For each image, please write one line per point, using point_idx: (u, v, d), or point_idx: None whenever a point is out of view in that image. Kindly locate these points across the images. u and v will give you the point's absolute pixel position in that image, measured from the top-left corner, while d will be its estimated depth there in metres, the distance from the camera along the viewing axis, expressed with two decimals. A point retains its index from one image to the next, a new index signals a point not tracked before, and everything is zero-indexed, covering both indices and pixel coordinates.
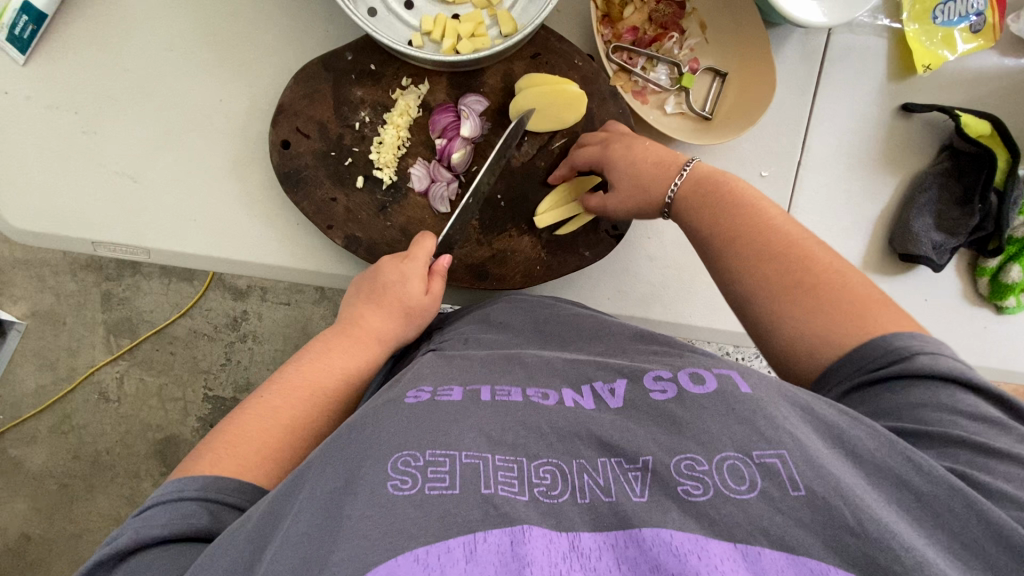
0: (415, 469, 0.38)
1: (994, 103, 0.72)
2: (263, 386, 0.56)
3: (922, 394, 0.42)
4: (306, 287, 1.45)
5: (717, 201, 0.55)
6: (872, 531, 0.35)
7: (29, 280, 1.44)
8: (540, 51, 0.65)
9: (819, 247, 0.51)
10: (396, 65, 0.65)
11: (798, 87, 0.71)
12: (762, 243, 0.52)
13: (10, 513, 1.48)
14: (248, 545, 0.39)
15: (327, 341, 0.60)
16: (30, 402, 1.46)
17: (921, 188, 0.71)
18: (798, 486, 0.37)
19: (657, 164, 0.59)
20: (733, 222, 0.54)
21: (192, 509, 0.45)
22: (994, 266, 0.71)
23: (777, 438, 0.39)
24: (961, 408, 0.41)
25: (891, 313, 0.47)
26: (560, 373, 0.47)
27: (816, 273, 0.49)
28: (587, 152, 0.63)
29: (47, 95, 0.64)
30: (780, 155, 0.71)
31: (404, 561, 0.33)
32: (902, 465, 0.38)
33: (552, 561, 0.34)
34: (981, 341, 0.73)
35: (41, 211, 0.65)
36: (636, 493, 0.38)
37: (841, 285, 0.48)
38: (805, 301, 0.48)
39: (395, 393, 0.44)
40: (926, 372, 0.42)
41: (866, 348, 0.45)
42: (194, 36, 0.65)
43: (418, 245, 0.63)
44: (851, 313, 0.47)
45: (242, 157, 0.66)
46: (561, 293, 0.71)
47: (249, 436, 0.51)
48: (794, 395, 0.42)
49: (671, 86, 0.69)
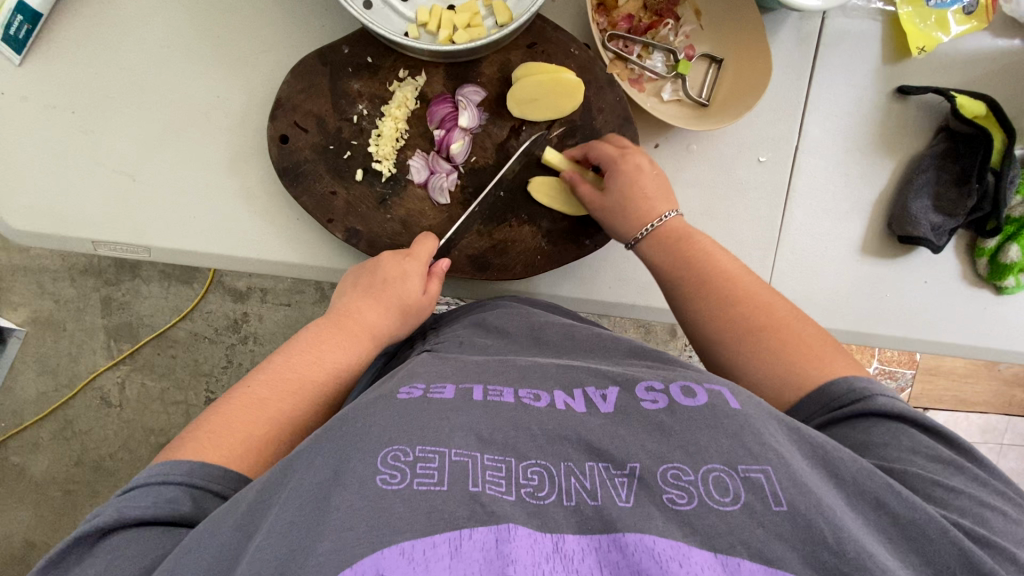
0: (405, 464, 0.38)
1: (988, 85, 0.72)
2: (252, 372, 0.57)
3: (883, 434, 0.47)
4: (306, 288, 1.44)
5: (685, 255, 0.61)
6: (848, 550, 0.37)
7: (28, 286, 1.43)
8: (536, 41, 0.65)
9: (775, 298, 0.58)
10: (393, 57, 0.64)
11: (795, 71, 0.71)
12: (728, 292, 0.58)
13: (16, 521, 1.48)
14: (235, 532, 0.39)
15: (318, 333, 0.60)
16: (32, 409, 1.45)
17: (918, 169, 0.71)
18: (780, 501, 0.38)
19: (654, 198, 0.63)
20: (701, 276, 0.60)
21: (176, 494, 0.45)
22: (993, 246, 0.71)
23: (763, 454, 0.40)
24: (919, 448, 0.45)
25: (835, 358, 0.53)
26: (552, 377, 0.47)
27: (778, 320, 0.56)
28: (607, 148, 0.64)
29: (44, 95, 0.64)
30: (777, 140, 0.72)
31: (390, 554, 0.34)
32: (882, 488, 0.41)
33: (536, 561, 0.34)
34: (976, 324, 0.74)
35: (42, 212, 0.65)
36: (621, 498, 0.38)
37: (799, 329, 0.55)
38: (765, 345, 0.55)
39: (388, 389, 0.45)
40: (880, 411, 0.48)
41: (815, 389, 0.51)
42: (190, 31, 0.65)
43: (421, 244, 0.64)
44: (810, 357, 0.53)
45: (239, 153, 0.67)
46: (562, 284, 0.72)
47: (233, 426, 0.51)
48: (780, 415, 0.44)
49: (667, 74, 0.69)
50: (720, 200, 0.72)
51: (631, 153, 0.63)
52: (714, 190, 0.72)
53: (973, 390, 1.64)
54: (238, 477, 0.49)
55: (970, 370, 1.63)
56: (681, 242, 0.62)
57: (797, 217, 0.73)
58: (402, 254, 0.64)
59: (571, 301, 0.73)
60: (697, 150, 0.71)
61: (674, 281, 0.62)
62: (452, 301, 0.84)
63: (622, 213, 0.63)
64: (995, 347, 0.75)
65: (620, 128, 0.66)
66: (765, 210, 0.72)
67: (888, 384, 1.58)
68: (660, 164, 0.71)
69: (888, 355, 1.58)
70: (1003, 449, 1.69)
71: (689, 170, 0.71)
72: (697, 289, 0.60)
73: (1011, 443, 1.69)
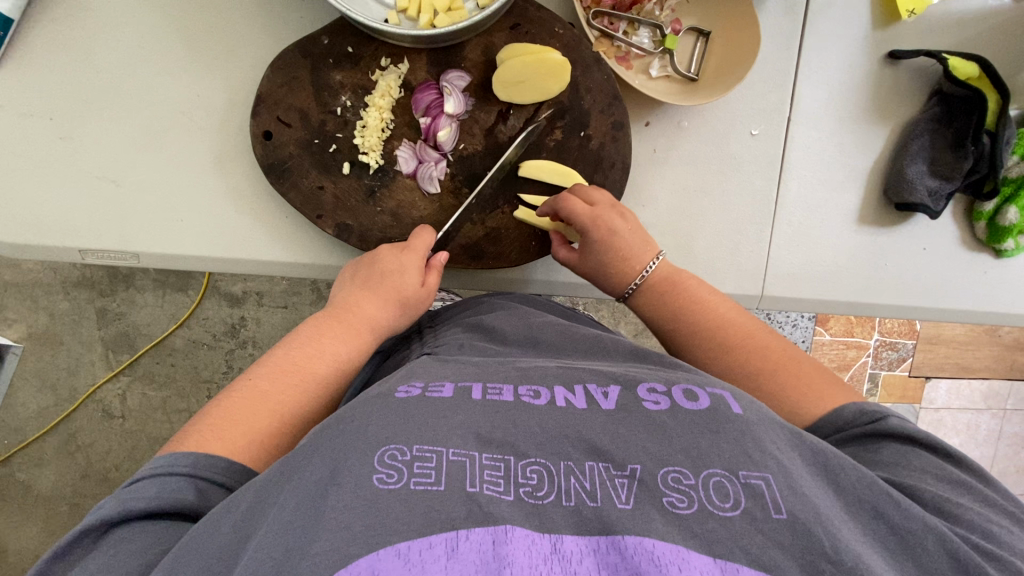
0: (401, 463, 0.37)
1: (981, 46, 0.71)
2: (253, 364, 0.56)
3: (894, 455, 0.46)
4: (303, 289, 1.43)
5: (676, 296, 0.62)
6: (847, 560, 0.36)
7: (22, 302, 1.42)
8: (520, 22, 0.64)
9: (770, 334, 0.59)
10: (374, 46, 0.63)
11: (784, 41, 0.70)
12: (722, 330, 0.60)
13: (24, 538, 1.47)
14: (233, 537, 0.38)
15: (319, 327, 0.59)
16: (34, 425, 1.44)
17: (913, 135, 0.70)
18: (780, 508, 0.37)
19: (635, 254, 0.63)
20: (690, 316, 0.61)
21: (180, 484, 0.44)
22: (990, 209, 0.71)
23: (763, 462, 0.39)
24: (929, 469, 0.45)
25: (837, 391, 0.53)
26: (553, 374, 0.46)
27: (776, 357, 0.57)
28: (578, 206, 0.62)
29: (20, 104, 0.63)
30: (769, 112, 0.71)
31: (386, 556, 0.33)
32: (881, 498, 0.40)
33: (533, 563, 0.33)
34: (975, 291, 0.74)
35: (27, 223, 0.64)
36: (621, 500, 0.37)
37: (795, 360, 0.56)
38: (768, 383, 0.55)
39: (385, 388, 0.44)
40: (890, 433, 0.48)
41: (821, 422, 0.51)
42: (165, 30, 0.64)
43: (417, 237, 0.63)
44: (813, 389, 0.53)
45: (224, 153, 0.65)
46: (559, 270, 0.71)
47: (237, 419, 0.51)
48: (783, 423, 0.44)
49: (655, 49, 0.68)
50: (714, 176, 0.71)
51: (602, 211, 0.63)
52: (708, 166, 0.71)
53: (974, 356, 1.64)
54: (242, 469, 0.48)
55: (971, 337, 1.64)
56: (673, 285, 0.63)
57: (794, 188, 0.72)
58: (399, 249, 0.63)
59: (566, 287, 0.72)
60: (689, 126, 0.70)
61: (666, 320, 0.63)
62: (447, 297, 0.84)
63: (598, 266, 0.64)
64: (994, 313, 0.75)
65: (610, 107, 0.65)
66: (761, 183, 0.71)
67: (889, 354, 1.58)
68: (652, 142, 0.70)
69: (890, 326, 1.57)
70: (1007, 413, 1.70)
71: (681, 147, 0.70)
72: (693, 323, 0.61)
73: (1015, 408, 1.69)
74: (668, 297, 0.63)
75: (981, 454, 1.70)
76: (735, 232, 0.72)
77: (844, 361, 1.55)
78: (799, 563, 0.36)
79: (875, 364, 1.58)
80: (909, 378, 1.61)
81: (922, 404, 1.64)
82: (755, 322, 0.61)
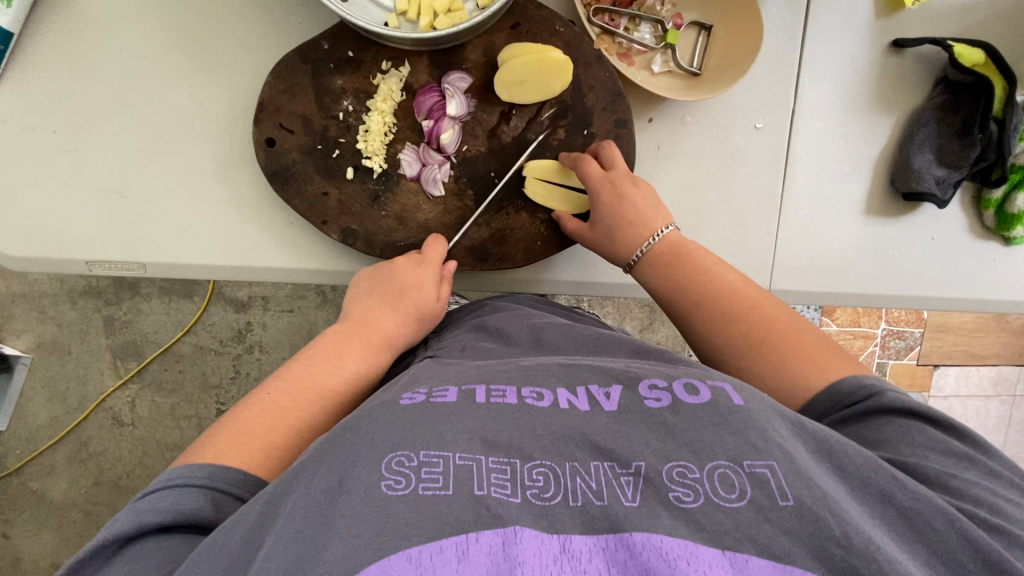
0: (409, 469, 0.37)
1: (987, 31, 0.70)
2: (270, 378, 0.56)
3: (895, 431, 0.46)
4: (307, 293, 1.44)
5: (677, 268, 0.62)
6: (857, 543, 0.36)
7: (30, 312, 1.42)
8: (520, 21, 0.63)
9: (775, 307, 0.58)
10: (374, 50, 0.63)
11: (786, 33, 0.69)
12: (718, 305, 0.59)
13: (39, 547, 1.48)
14: (245, 546, 0.38)
15: (336, 342, 0.59)
16: (45, 434, 1.45)
17: (919, 124, 0.69)
18: (786, 495, 0.37)
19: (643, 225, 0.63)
20: (695, 290, 0.60)
21: (200, 494, 0.45)
22: (999, 197, 0.70)
23: (767, 450, 0.39)
24: (932, 444, 0.45)
25: (840, 363, 0.53)
26: (556, 374, 0.46)
27: (775, 333, 0.56)
28: (592, 170, 0.63)
29: (24, 117, 0.63)
30: (773, 104, 0.70)
31: (397, 561, 0.33)
32: (888, 481, 0.40)
33: (543, 563, 0.33)
34: (986, 276, 0.74)
35: (35, 236, 0.65)
36: (627, 498, 0.37)
37: (796, 336, 0.55)
38: (771, 359, 0.54)
39: (390, 395, 0.44)
40: (893, 408, 0.47)
41: (822, 395, 0.51)
42: (165, 39, 0.64)
43: (431, 249, 0.63)
44: (814, 363, 0.53)
45: (226, 161, 0.65)
46: (565, 270, 0.71)
47: (253, 432, 0.51)
48: (785, 411, 0.43)
49: (657, 45, 0.67)
50: (718, 170, 0.70)
51: (616, 176, 0.63)
52: (712, 161, 0.70)
53: (982, 343, 1.64)
54: (254, 481, 0.48)
55: (979, 324, 1.63)
56: (672, 261, 0.62)
57: (799, 181, 0.71)
58: (413, 260, 0.63)
59: (571, 285, 0.72)
60: (693, 121, 0.70)
61: (666, 291, 0.62)
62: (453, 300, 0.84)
63: (606, 235, 0.64)
64: (1003, 300, 0.74)
65: (612, 105, 0.65)
66: (766, 177, 0.71)
67: (896, 343, 1.58)
68: (656, 138, 0.70)
69: (896, 315, 1.57)
70: (1017, 399, 1.69)
71: (685, 142, 0.70)
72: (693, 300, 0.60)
73: None
74: (668, 275, 0.62)
75: (991, 441, 1.69)
76: (739, 226, 0.71)
77: (852, 351, 1.55)
78: (811, 556, 0.36)
79: (883, 353, 1.57)
80: (918, 366, 1.60)
81: (930, 392, 1.63)
82: (763, 295, 0.60)
